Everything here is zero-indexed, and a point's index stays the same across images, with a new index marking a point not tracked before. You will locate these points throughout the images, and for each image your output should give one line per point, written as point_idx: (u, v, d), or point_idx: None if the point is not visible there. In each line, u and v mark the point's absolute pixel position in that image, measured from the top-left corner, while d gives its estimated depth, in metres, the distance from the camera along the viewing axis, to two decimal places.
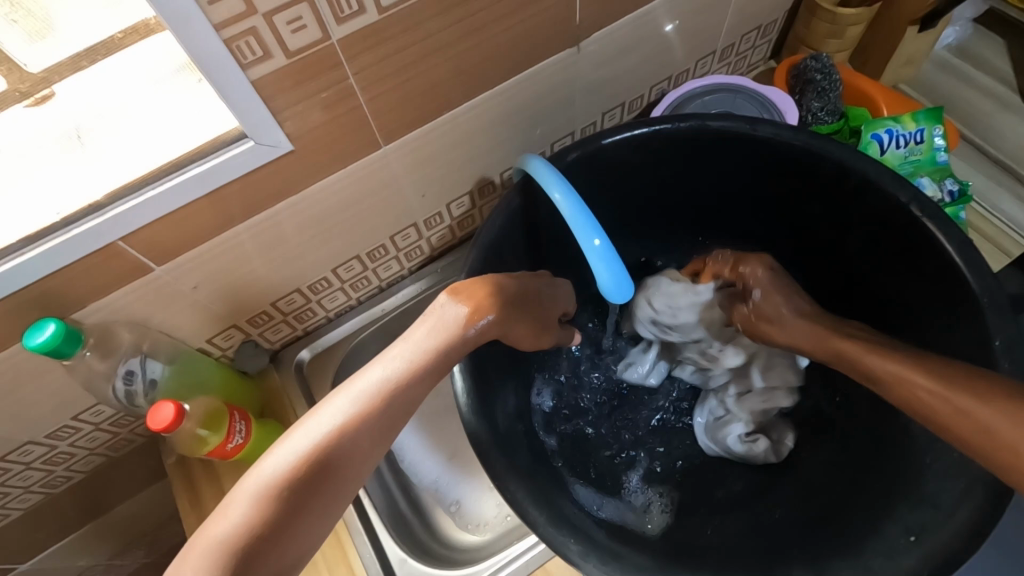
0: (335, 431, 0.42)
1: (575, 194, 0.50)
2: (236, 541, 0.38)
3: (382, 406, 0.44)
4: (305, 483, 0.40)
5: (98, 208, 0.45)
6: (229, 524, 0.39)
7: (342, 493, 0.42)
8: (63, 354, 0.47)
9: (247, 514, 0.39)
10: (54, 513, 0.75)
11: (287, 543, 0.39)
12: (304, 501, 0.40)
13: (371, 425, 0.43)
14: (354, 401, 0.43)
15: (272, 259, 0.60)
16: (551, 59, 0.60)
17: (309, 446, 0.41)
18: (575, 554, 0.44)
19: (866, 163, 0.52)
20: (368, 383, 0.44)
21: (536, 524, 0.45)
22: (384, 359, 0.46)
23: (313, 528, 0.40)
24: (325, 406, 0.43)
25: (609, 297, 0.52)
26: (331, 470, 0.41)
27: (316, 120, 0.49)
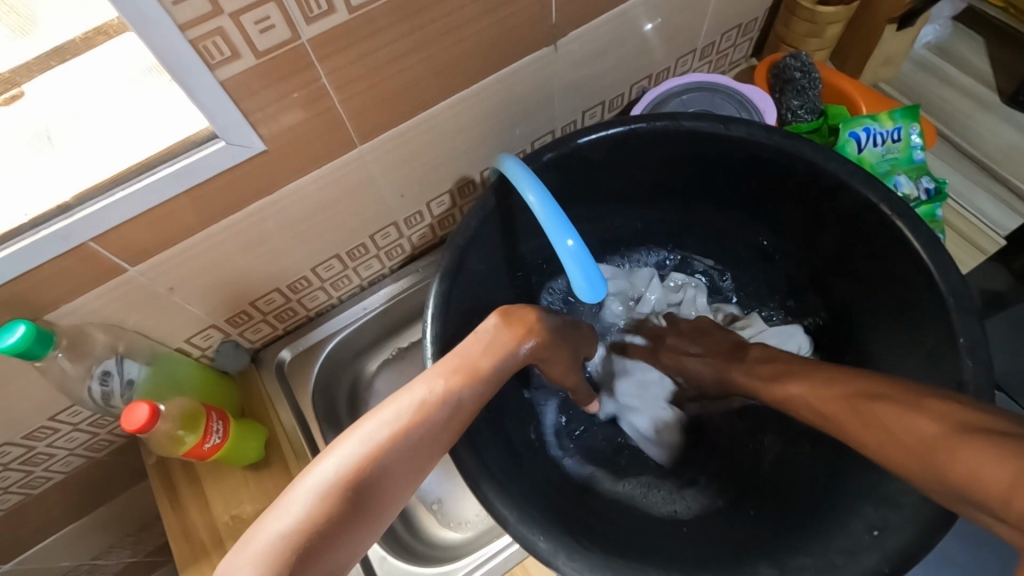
0: (397, 434, 0.43)
1: (550, 195, 0.50)
2: (291, 541, 0.38)
3: (433, 420, 0.45)
4: (360, 490, 0.41)
5: (66, 209, 0.44)
6: (284, 523, 0.39)
7: (387, 504, 0.43)
8: (34, 356, 0.46)
9: (303, 514, 0.39)
10: (34, 514, 0.74)
11: (341, 539, 0.40)
12: (357, 507, 0.41)
13: (421, 439, 0.44)
14: (414, 407, 0.45)
15: (249, 259, 0.59)
16: (528, 59, 0.60)
17: (363, 452, 0.42)
18: (545, 551, 0.44)
19: (838, 163, 0.52)
20: (428, 392, 0.46)
21: (507, 522, 0.45)
22: (431, 374, 0.48)
23: (358, 538, 0.41)
24: (380, 414, 0.45)
25: (583, 298, 0.52)
26: (381, 479, 0.42)
27: (288, 120, 0.49)
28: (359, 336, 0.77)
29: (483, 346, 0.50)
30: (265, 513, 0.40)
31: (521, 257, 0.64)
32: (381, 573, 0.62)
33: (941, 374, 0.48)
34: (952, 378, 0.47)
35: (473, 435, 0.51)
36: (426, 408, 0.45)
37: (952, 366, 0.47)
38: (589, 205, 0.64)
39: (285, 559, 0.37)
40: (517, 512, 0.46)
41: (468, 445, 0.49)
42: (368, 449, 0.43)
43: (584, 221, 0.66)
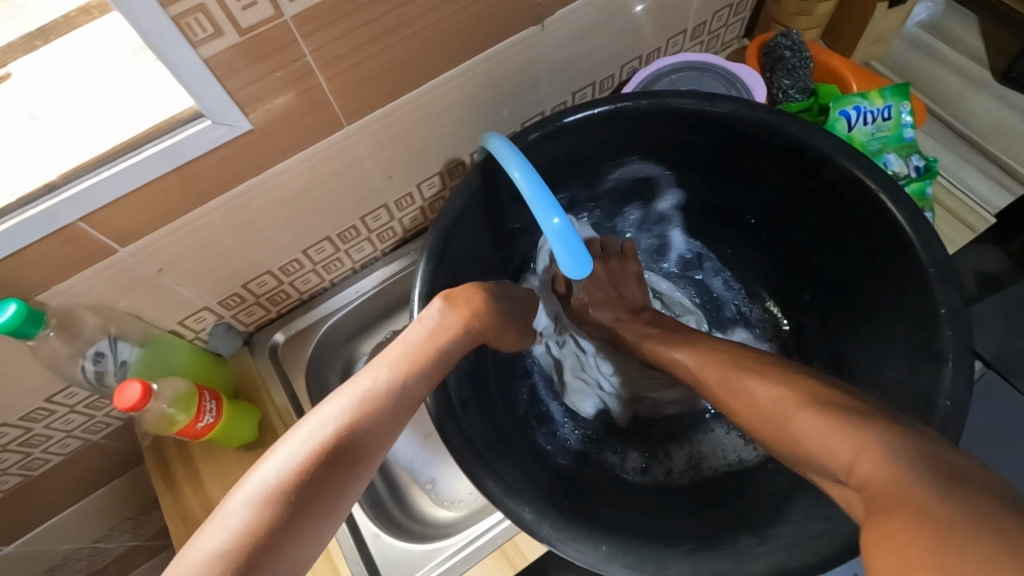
0: (339, 428, 0.44)
1: (535, 173, 0.50)
2: (230, 552, 0.38)
3: (379, 407, 0.46)
4: (303, 492, 0.41)
5: (52, 188, 0.45)
6: (227, 534, 0.39)
7: (337, 502, 0.42)
8: (25, 334, 0.47)
9: (241, 524, 0.39)
10: (35, 497, 0.75)
11: (290, 540, 0.40)
12: (299, 510, 0.41)
13: (369, 426, 0.45)
14: (353, 398, 0.46)
15: (239, 240, 0.60)
16: (514, 38, 0.60)
17: (302, 453, 0.42)
18: (529, 521, 0.45)
19: (823, 139, 0.52)
20: (369, 383, 0.47)
21: (492, 494, 0.46)
22: (378, 366, 0.49)
23: (310, 533, 0.41)
24: (319, 411, 0.45)
25: (569, 275, 0.52)
26: (324, 477, 0.42)
27: (274, 99, 0.49)
28: (352, 319, 0.78)
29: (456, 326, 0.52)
30: (207, 523, 0.40)
31: (510, 238, 0.65)
32: (373, 550, 0.63)
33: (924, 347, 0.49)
34: (934, 351, 0.47)
35: (459, 410, 0.51)
36: (370, 399, 0.46)
37: (933, 338, 0.47)
38: (578, 186, 0.65)
39: (226, 571, 0.37)
40: (500, 485, 0.46)
41: (453, 420, 0.49)
42: (307, 449, 0.43)
43: (572, 201, 0.66)
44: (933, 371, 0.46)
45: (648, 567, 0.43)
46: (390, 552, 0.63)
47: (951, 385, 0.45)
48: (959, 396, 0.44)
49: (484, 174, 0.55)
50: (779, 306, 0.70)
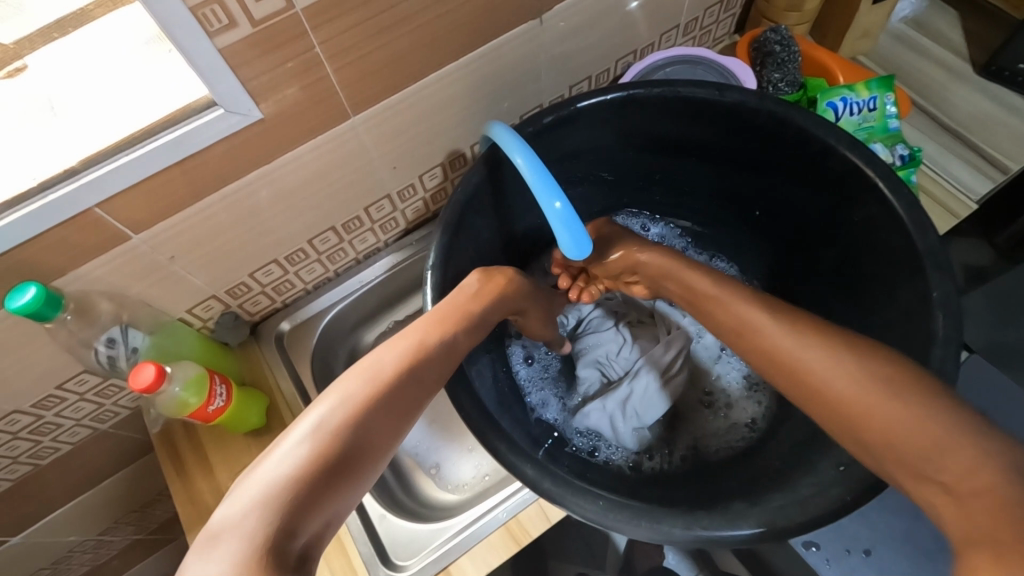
0: (388, 377, 0.46)
1: (537, 159, 0.51)
2: (298, 476, 0.38)
3: (426, 359, 0.48)
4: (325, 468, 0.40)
5: (73, 173, 0.46)
6: (287, 463, 0.39)
7: (388, 438, 0.44)
8: (45, 317, 0.48)
9: (304, 454, 0.40)
10: (42, 489, 0.76)
11: (343, 474, 0.40)
12: (356, 447, 0.42)
13: (413, 375, 0.47)
14: (401, 347, 0.48)
15: (246, 230, 0.62)
16: (515, 32, 0.62)
17: (361, 390, 0.44)
18: (531, 476, 0.45)
19: (826, 129, 0.54)
20: (408, 337, 0.49)
21: (497, 452, 0.47)
22: (423, 322, 0.51)
23: (363, 469, 0.42)
24: (367, 359, 0.47)
25: (571, 257, 0.54)
26: (380, 411, 0.44)
27: (283, 88, 0.51)
28: (357, 308, 0.80)
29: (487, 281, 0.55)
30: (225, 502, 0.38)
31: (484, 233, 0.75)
32: (381, 530, 0.65)
33: (912, 325, 0.50)
34: (923, 331, 0.49)
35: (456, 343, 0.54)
36: (396, 358, 0.47)
37: (923, 319, 0.49)
38: (578, 175, 0.67)
39: (292, 495, 0.37)
40: (507, 445, 0.47)
41: (458, 381, 0.50)
42: (368, 389, 0.44)
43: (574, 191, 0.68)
44: (922, 352, 0.48)
45: (644, 521, 0.44)
46: (397, 532, 0.65)
47: (935, 359, 0.46)
48: (945, 374, 0.46)
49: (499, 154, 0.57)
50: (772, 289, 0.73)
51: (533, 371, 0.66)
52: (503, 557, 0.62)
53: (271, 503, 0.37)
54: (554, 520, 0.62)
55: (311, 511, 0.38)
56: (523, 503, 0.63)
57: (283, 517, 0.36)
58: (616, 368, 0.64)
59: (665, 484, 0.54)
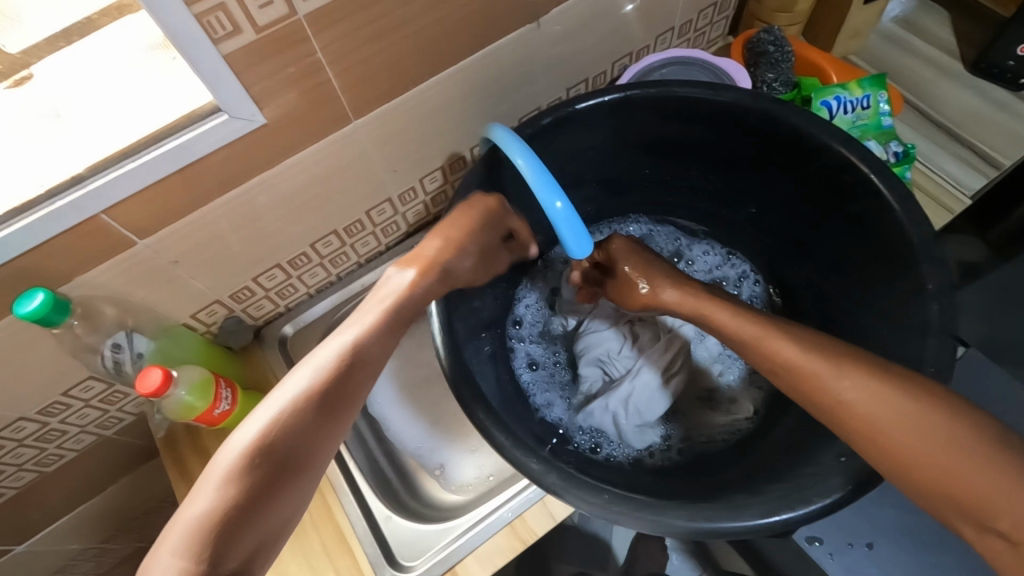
0: (299, 397, 0.47)
1: (538, 161, 0.52)
2: (220, 511, 0.42)
3: (338, 375, 0.49)
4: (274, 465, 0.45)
5: (79, 179, 0.46)
6: (205, 500, 0.42)
7: (319, 458, 0.47)
8: (51, 322, 0.48)
9: (218, 490, 0.43)
10: (46, 497, 0.76)
11: (264, 502, 0.44)
12: (278, 473, 0.45)
13: (330, 395, 0.48)
14: (317, 366, 0.49)
15: (249, 234, 0.62)
16: (513, 36, 0.63)
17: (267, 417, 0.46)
18: (537, 472, 0.46)
19: (820, 126, 0.55)
20: (329, 351, 0.50)
21: (502, 446, 0.47)
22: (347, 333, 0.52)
23: (291, 491, 0.45)
24: (288, 379, 0.49)
25: (574, 255, 0.55)
26: (302, 437, 0.46)
27: (286, 93, 0.52)
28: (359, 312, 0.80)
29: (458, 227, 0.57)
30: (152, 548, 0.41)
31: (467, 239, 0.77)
32: (386, 531, 0.65)
33: (908, 317, 0.51)
34: (919, 322, 0.49)
35: (457, 342, 0.52)
36: (295, 403, 0.47)
37: (920, 310, 0.49)
38: (577, 176, 0.67)
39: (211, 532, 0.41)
40: (513, 441, 0.47)
41: (463, 377, 0.50)
42: (279, 416, 0.46)
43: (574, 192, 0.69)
44: (919, 344, 0.49)
45: (648, 513, 0.44)
46: (402, 533, 0.65)
47: (932, 350, 0.47)
48: (943, 363, 0.46)
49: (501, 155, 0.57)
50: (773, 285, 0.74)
51: (538, 375, 0.66)
52: (507, 557, 0.62)
53: (197, 538, 0.41)
54: (558, 518, 0.63)
55: (235, 541, 0.42)
56: (528, 502, 0.63)
57: (204, 550, 0.40)
58: (616, 366, 0.64)
59: (669, 478, 0.54)
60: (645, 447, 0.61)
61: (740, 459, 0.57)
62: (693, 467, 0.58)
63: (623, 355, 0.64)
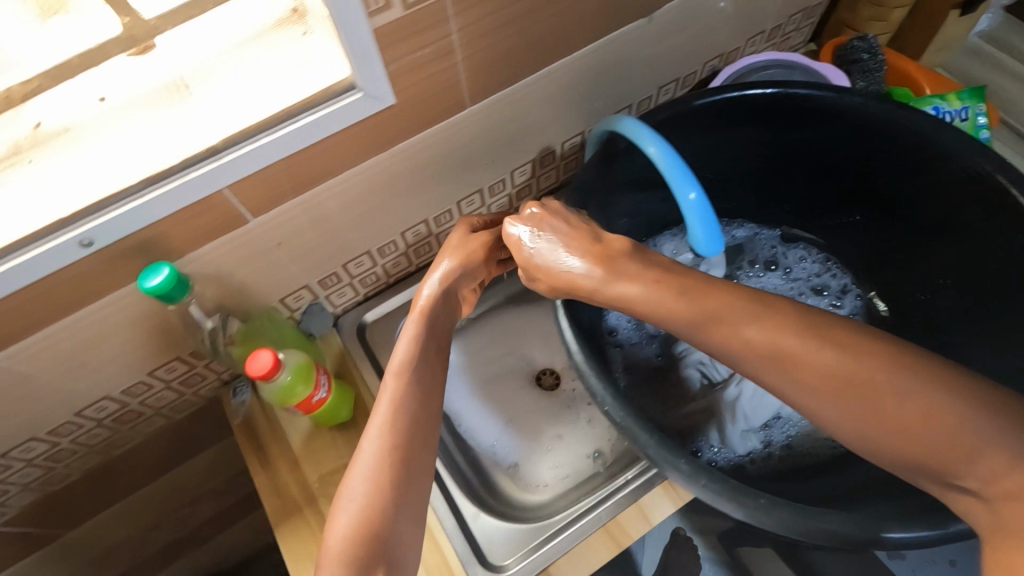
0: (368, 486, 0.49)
1: (672, 151, 0.51)
2: None
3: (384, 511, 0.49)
4: (371, 507, 0.49)
5: (214, 152, 0.46)
6: None
7: None
8: (171, 299, 0.47)
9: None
10: (108, 482, 0.74)
11: None
12: None
13: None
14: (368, 460, 0.50)
15: (350, 218, 0.61)
16: (626, 28, 0.63)
17: (351, 495, 0.50)
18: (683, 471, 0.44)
19: (951, 135, 0.54)
20: (367, 466, 0.50)
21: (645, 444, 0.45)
22: (365, 497, 0.49)
23: None
24: (348, 481, 0.50)
25: (699, 254, 0.52)
26: None
27: (417, 75, 0.50)
28: None
29: (462, 250, 0.59)
30: None
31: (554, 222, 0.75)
32: (474, 530, 0.63)
33: None
34: None
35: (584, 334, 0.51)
36: (370, 479, 0.50)
37: None
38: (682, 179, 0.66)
39: None
40: (661, 445, 0.45)
41: (598, 368, 0.48)
42: (360, 496, 0.49)
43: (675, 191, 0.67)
44: None
45: (801, 519, 0.43)
46: (490, 531, 0.63)
47: None
48: None
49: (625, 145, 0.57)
50: (875, 290, 0.69)
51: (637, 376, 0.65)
52: (602, 558, 0.61)
53: None
54: (654, 522, 0.62)
55: None
56: (622, 506, 0.62)
57: None
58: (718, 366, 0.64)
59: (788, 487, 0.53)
60: (746, 452, 0.60)
61: (852, 467, 0.56)
62: (802, 477, 0.56)
63: None
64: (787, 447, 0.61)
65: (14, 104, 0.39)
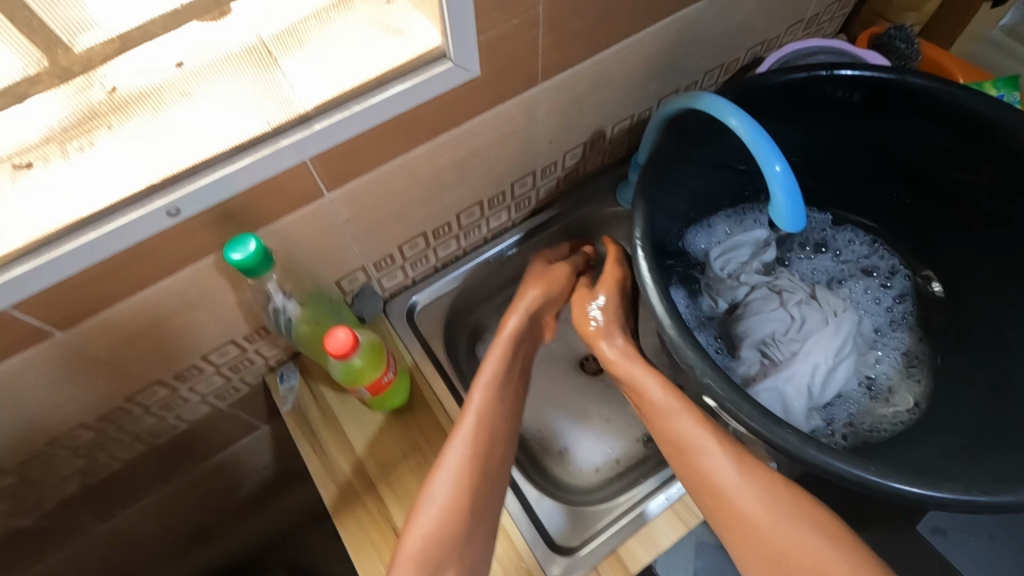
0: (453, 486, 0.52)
1: (753, 123, 0.52)
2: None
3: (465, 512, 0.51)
4: (460, 497, 0.52)
5: (306, 120, 0.44)
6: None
7: None
8: (255, 273, 0.45)
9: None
10: (143, 472, 0.71)
11: None
12: None
13: None
14: (454, 464, 0.54)
15: (413, 197, 0.59)
16: (692, 9, 0.62)
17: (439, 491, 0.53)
18: (783, 435, 0.46)
19: (1012, 116, 0.52)
20: (453, 466, 0.53)
21: (739, 409, 0.47)
22: (451, 497, 0.52)
23: None
24: (434, 479, 0.53)
25: (780, 227, 0.52)
26: None
27: (502, 47, 0.49)
28: (480, 290, 0.77)
29: (544, 278, 0.67)
30: None
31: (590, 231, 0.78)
32: (537, 510, 0.63)
33: None
34: None
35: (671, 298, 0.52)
36: (458, 480, 0.53)
37: None
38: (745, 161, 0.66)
39: None
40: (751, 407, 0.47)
41: (686, 334, 0.50)
42: (447, 494, 0.52)
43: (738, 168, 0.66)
44: None
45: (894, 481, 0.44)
46: (553, 512, 0.63)
47: None
48: None
49: (698, 119, 0.57)
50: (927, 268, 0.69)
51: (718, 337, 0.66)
52: (673, 539, 0.60)
53: None
54: None
55: None
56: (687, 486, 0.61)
57: None
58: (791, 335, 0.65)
59: None
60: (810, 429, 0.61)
61: (918, 443, 0.57)
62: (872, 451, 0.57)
63: (791, 338, 0.62)
64: (851, 424, 0.61)
65: (90, 69, 0.37)
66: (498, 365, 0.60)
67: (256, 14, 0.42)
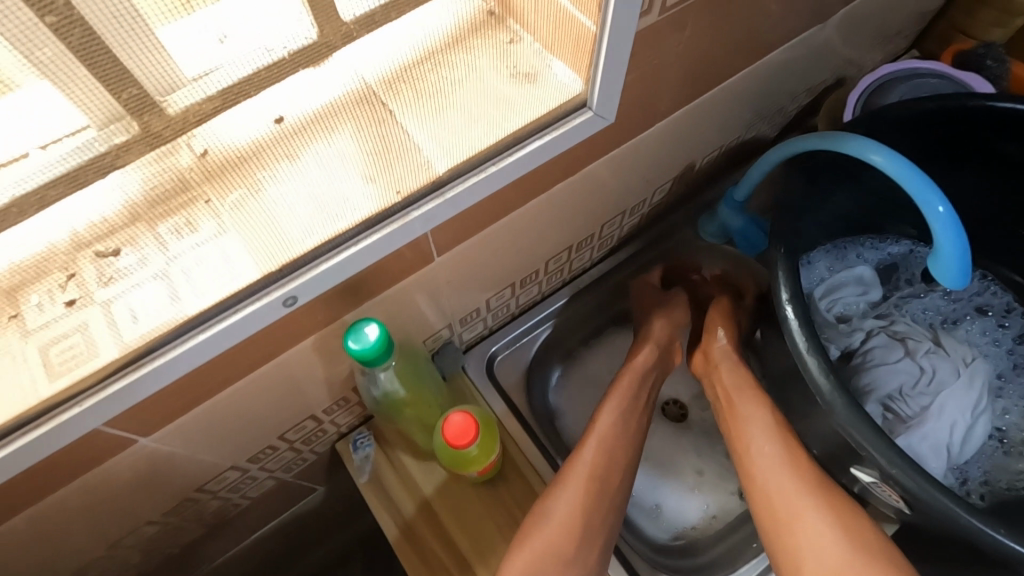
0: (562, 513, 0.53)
1: (903, 160, 0.47)
2: None
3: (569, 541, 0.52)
4: (560, 532, 0.52)
5: (438, 184, 0.38)
6: None
7: None
8: (374, 363, 0.40)
9: None
10: (199, 553, 0.64)
11: None
12: None
13: None
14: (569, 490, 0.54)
15: (512, 251, 0.53)
16: (805, 36, 0.57)
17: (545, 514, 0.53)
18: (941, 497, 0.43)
19: None
20: (567, 492, 0.54)
21: (889, 466, 0.44)
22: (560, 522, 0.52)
23: None
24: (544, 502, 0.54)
25: (943, 279, 0.48)
26: None
27: (633, 89, 0.44)
28: (557, 336, 0.72)
29: (667, 306, 0.67)
30: None
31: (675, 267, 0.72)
32: None
33: None
34: None
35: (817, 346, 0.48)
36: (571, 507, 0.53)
37: None
38: (860, 197, 0.61)
39: None
40: (892, 455, 0.44)
41: (837, 380, 0.46)
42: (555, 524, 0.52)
43: (853, 203, 0.61)
44: None
45: None
46: None
47: None
48: None
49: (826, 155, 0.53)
50: None
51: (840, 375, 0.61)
52: None
53: None
54: None
55: None
56: None
57: None
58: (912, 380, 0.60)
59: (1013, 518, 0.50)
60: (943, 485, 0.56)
61: None
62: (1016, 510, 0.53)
63: (922, 392, 0.57)
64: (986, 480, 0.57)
65: (181, 131, 0.27)
66: (621, 402, 0.60)
67: (367, 51, 0.32)
